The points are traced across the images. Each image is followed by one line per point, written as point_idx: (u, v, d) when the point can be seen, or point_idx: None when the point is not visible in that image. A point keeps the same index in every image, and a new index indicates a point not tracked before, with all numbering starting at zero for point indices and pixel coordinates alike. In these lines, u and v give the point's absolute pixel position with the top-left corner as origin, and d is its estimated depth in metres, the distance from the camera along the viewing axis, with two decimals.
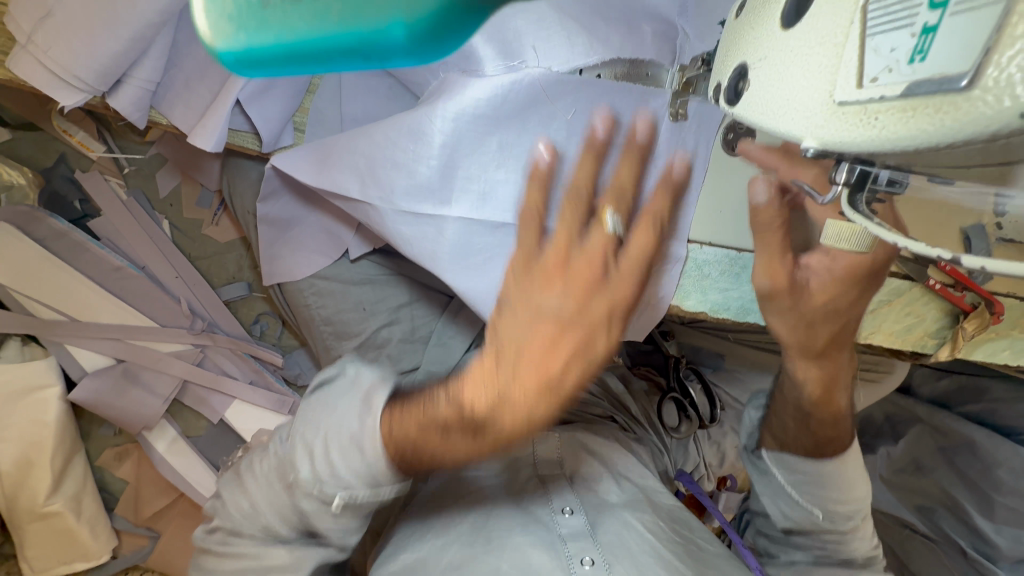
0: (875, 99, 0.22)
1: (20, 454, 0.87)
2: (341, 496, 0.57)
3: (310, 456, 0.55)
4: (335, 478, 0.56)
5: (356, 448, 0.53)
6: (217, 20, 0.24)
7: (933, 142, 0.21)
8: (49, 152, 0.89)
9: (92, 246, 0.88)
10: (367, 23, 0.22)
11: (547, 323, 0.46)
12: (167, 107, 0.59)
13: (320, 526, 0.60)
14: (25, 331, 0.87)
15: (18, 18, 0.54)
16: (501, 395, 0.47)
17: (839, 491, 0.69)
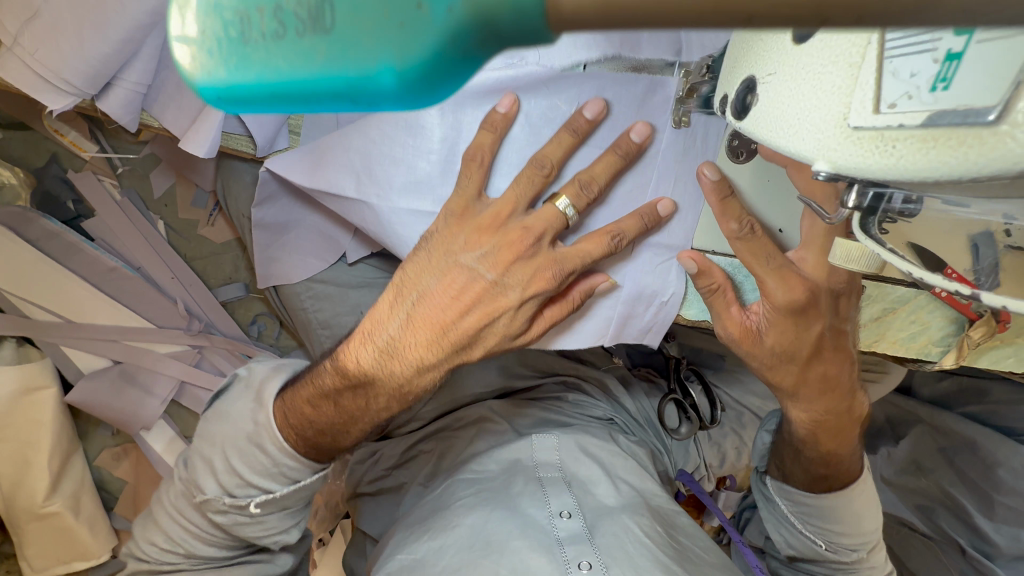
0: (893, 126, 0.21)
1: (17, 455, 0.87)
2: (260, 496, 0.60)
3: (216, 468, 0.60)
4: (246, 479, 0.59)
5: (257, 447, 0.59)
6: (194, 46, 0.17)
7: (953, 176, 0.20)
8: (40, 151, 0.87)
9: (85, 247, 0.87)
10: (358, 64, 0.15)
11: (459, 276, 0.52)
12: (159, 109, 0.57)
13: (248, 532, 0.61)
14: (19, 333, 0.86)
15: (3, 20, 0.52)
16: (390, 343, 0.54)
17: (845, 524, 0.69)
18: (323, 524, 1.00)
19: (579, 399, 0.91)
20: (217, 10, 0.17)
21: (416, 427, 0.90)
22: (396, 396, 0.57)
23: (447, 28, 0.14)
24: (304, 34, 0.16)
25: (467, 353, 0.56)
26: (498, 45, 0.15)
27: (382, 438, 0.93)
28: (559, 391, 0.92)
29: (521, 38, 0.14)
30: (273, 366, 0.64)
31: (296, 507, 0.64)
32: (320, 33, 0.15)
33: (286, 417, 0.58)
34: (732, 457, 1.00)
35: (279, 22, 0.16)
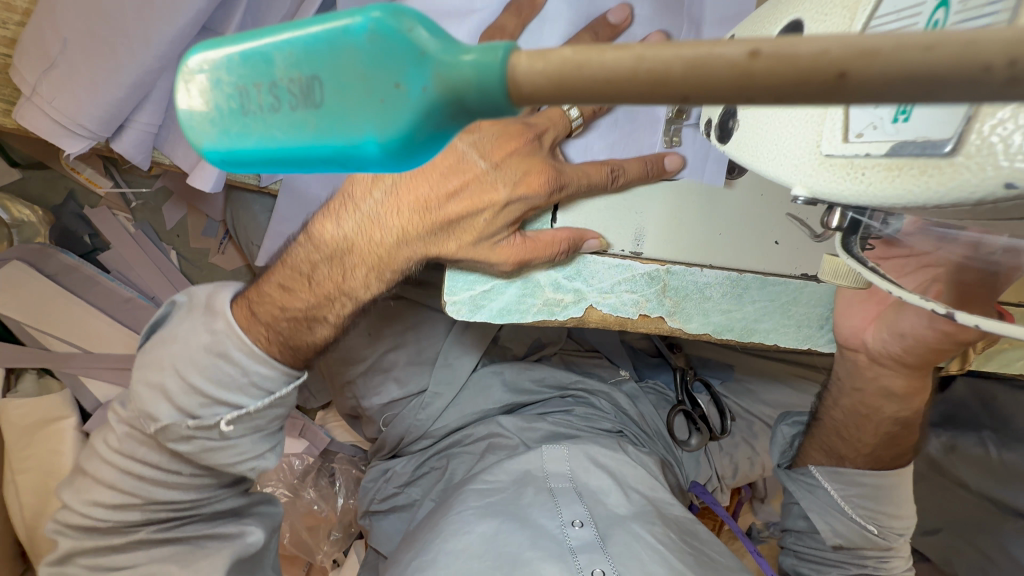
0: (861, 155, 0.22)
1: (41, 483, 0.88)
2: (230, 413, 0.56)
3: (170, 390, 0.55)
4: (212, 396, 0.55)
5: (220, 359, 0.55)
6: (201, 116, 0.19)
7: (918, 202, 0.22)
8: (58, 189, 0.90)
9: (103, 279, 0.89)
10: (346, 134, 0.17)
11: (448, 153, 0.48)
12: (170, 147, 0.61)
13: (221, 458, 0.58)
14: (38, 365, 0.88)
15: (23, 72, 0.55)
16: (369, 217, 0.50)
17: (896, 506, 0.67)
18: (337, 544, 1.00)
19: (587, 412, 0.92)
20: (220, 86, 0.18)
21: (426, 444, 0.90)
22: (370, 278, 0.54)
23: (424, 101, 0.16)
24: (296, 107, 0.17)
25: (444, 241, 0.50)
26: (468, 118, 0.16)
27: (392, 456, 0.94)
28: (567, 403, 0.92)
29: (487, 111, 0.16)
30: (216, 285, 0.60)
31: (269, 429, 0.61)
32: (311, 107, 0.17)
33: (255, 313, 0.56)
34: (745, 468, 0.98)
35: (275, 96, 0.17)
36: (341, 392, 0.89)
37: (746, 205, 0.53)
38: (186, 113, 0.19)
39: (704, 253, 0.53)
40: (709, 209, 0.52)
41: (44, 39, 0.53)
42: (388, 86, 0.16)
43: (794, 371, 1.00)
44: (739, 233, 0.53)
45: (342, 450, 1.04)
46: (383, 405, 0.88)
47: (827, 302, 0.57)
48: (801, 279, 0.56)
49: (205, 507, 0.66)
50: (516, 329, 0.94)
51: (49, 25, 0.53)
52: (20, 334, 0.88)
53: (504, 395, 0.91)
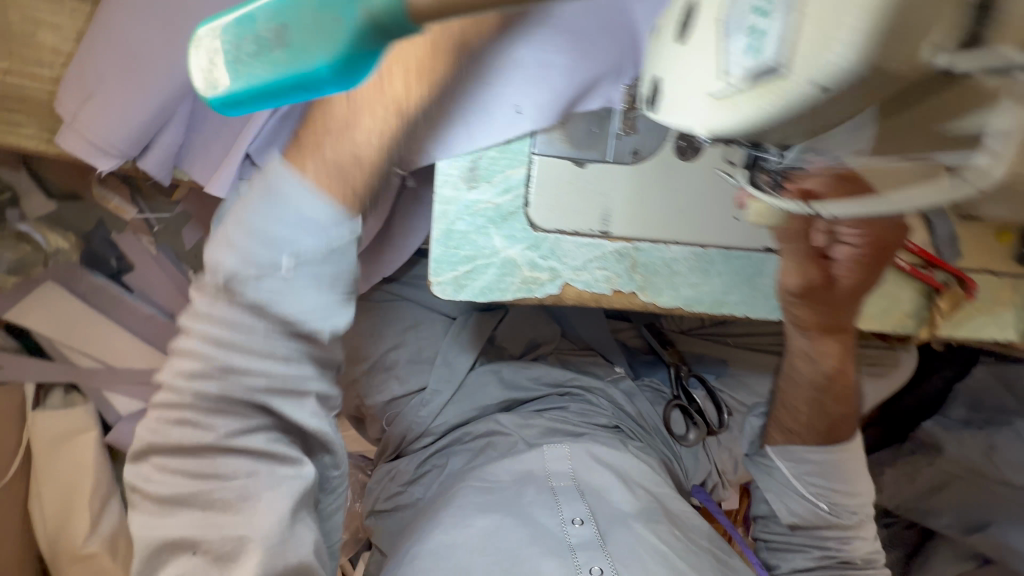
0: (734, 88, 0.28)
1: (62, 498, 0.95)
2: (262, 277, 0.46)
3: (225, 255, 0.45)
4: (243, 254, 0.45)
5: (248, 221, 0.45)
6: (208, 75, 0.26)
7: (773, 116, 0.27)
8: (89, 218, 0.95)
9: (125, 299, 0.97)
10: (307, 64, 0.24)
11: None
12: (188, 164, 0.68)
13: (244, 347, 0.47)
14: (68, 380, 0.96)
15: (65, 103, 0.63)
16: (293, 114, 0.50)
17: (843, 483, 0.79)
18: (345, 548, 1.02)
19: (583, 408, 0.94)
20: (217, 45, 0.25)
21: (432, 441, 0.92)
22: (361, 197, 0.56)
23: (355, 30, 0.23)
24: (272, 49, 0.24)
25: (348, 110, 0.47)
26: (388, 40, 0.23)
27: (396, 457, 0.96)
28: (562, 401, 0.95)
29: (398, 27, 0.22)
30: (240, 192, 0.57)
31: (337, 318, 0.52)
32: (283, 47, 0.24)
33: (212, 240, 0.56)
34: (745, 464, 0.99)
35: (257, 44, 0.24)
36: (346, 391, 0.94)
37: (705, 184, 0.57)
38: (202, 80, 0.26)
39: (668, 230, 0.58)
40: (670, 187, 0.57)
41: (83, 75, 0.62)
42: (330, 21, 0.23)
43: None
44: (699, 212, 0.58)
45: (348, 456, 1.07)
46: (386, 403, 0.93)
47: None
48: (763, 254, 0.60)
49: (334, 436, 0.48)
50: (512, 330, 0.98)
51: (88, 64, 0.62)
52: (52, 351, 0.95)
53: (500, 392, 0.94)
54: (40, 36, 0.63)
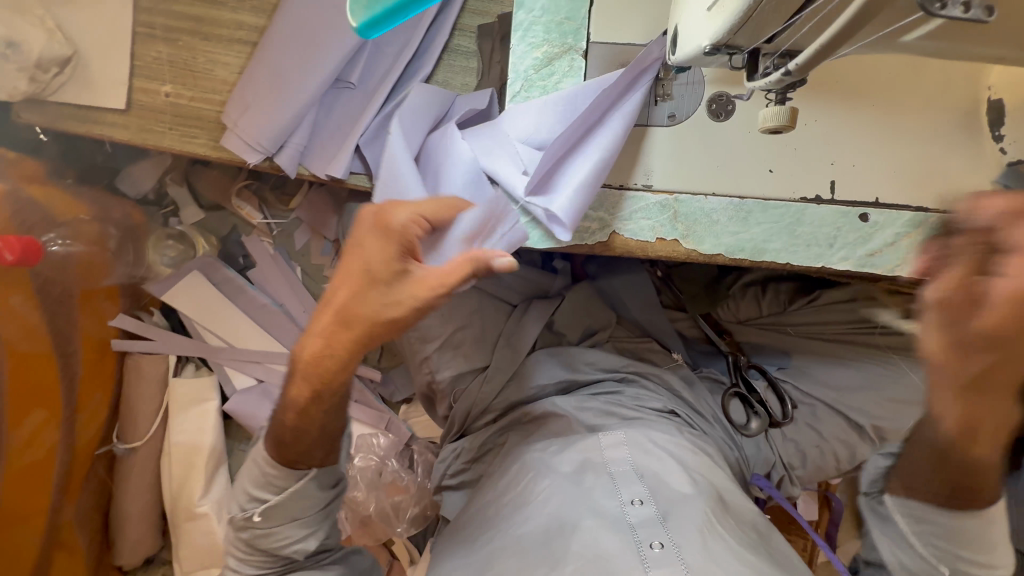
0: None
1: (186, 458, 1.12)
2: (263, 505, 0.73)
3: (241, 501, 0.75)
4: (252, 494, 0.73)
5: (265, 483, 0.72)
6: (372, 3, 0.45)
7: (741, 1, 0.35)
8: (227, 223, 1.20)
9: (248, 289, 1.16)
10: None
11: (356, 270, 0.59)
12: (310, 161, 0.86)
13: (270, 542, 0.74)
14: (199, 354, 1.14)
15: (229, 114, 0.83)
16: (331, 303, 0.62)
17: (977, 551, 0.60)
18: (414, 522, 1.09)
19: (638, 393, 0.95)
20: None
21: (490, 421, 0.98)
22: (360, 343, 0.62)
23: None
24: None
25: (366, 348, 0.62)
26: None
27: (460, 437, 1.01)
28: (617, 386, 0.96)
29: None
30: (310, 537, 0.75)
31: (304, 517, 0.75)
32: None
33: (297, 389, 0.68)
34: (816, 458, 0.96)
35: None
36: (418, 367, 1.00)
37: (737, 141, 0.64)
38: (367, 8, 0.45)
39: (709, 183, 0.65)
40: (708, 144, 0.64)
41: (243, 93, 0.82)
42: None
43: (864, 352, 0.96)
44: (734, 166, 0.65)
45: (419, 440, 1.16)
46: (452, 379, 0.99)
47: (833, 222, 0.65)
48: (801, 202, 0.65)
49: (291, 546, 0.75)
50: (572, 310, 1.02)
51: (246, 86, 0.83)
52: (189, 329, 1.15)
53: (562, 372, 0.97)
54: (217, 71, 0.86)
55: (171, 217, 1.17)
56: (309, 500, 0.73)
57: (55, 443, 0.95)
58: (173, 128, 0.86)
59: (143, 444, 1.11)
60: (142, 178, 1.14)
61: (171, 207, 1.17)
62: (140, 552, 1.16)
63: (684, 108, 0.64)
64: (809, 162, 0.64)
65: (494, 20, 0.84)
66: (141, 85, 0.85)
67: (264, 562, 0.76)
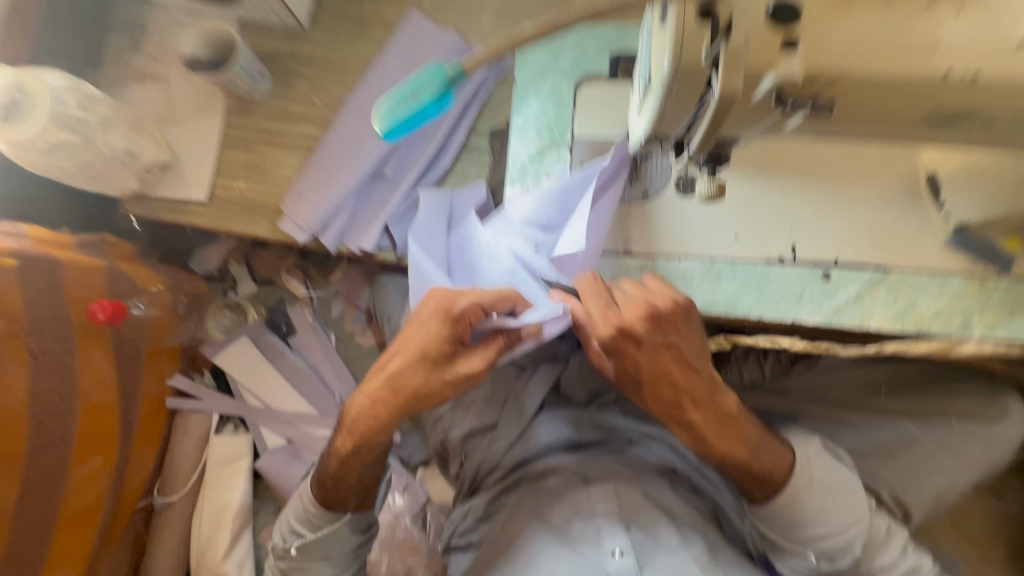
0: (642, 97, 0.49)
1: (216, 515, 1.18)
2: (298, 540, 0.82)
3: (281, 530, 0.85)
4: (291, 528, 0.83)
5: (302, 520, 0.82)
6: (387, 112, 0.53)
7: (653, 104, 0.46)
8: (274, 295, 1.36)
9: (288, 354, 1.29)
10: (436, 92, 0.52)
11: (417, 343, 0.73)
12: (348, 238, 1.02)
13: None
14: (239, 413, 1.25)
15: (285, 202, 1.01)
16: (391, 372, 0.74)
17: (816, 526, 0.76)
18: None
19: (642, 451, 0.97)
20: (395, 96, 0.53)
21: (497, 478, 1.00)
22: (406, 409, 0.74)
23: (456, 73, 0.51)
24: (420, 89, 0.52)
25: (410, 412, 0.75)
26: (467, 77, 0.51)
27: (472, 494, 1.03)
28: (622, 445, 0.99)
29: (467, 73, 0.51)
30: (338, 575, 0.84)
31: (333, 558, 0.83)
32: (425, 88, 0.52)
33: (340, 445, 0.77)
34: None
35: (413, 89, 0.52)
36: (433, 426, 1.08)
37: (704, 211, 0.74)
38: (383, 115, 0.53)
39: (681, 247, 0.74)
40: (678, 214, 0.75)
41: (298, 185, 1.00)
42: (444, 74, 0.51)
43: (872, 415, 0.95)
44: (703, 232, 0.74)
45: (433, 502, 1.19)
46: (465, 438, 1.05)
47: (799, 280, 0.72)
48: (767, 263, 0.73)
49: None
50: (577, 374, 1.08)
51: (301, 181, 1.01)
52: (233, 390, 1.27)
53: (567, 431, 1.00)
54: (281, 170, 1.06)
55: (229, 290, 1.35)
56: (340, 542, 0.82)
57: (104, 491, 1.04)
58: (241, 215, 1.05)
59: (179, 498, 1.19)
60: (210, 258, 1.34)
61: (231, 282, 1.35)
62: None
63: (657, 185, 0.76)
64: (770, 229, 0.73)
65: (504, 124, 1.02)
66: (221, 182, 1.06)
67: None
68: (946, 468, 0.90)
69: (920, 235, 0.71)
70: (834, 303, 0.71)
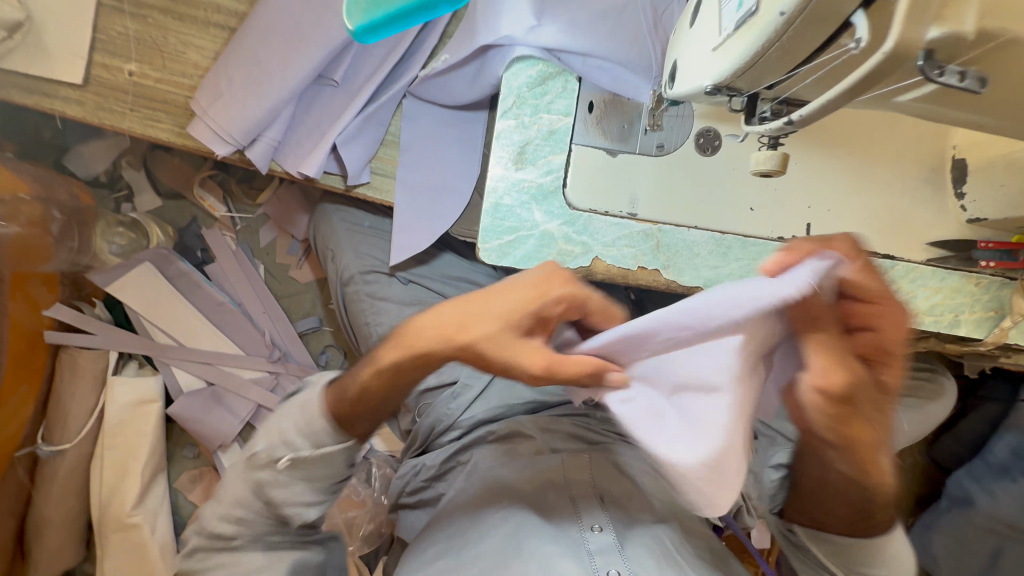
0: (726, 37, 0.38)
1: (121, 462, 1.04)
2: (292, 455, 0.59)
3: (280, 429, 0.60)
4: (290, 435, 0.60)
5: (303, 405, 0.60)
6: None
7: (752, 45, 0.36)
8: (185, 214, 1.13)
9: (205, 285, 1.08)
10: None
11: None
12: (283, 158, 0.82)
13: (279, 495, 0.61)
14: (142, 352, 1.06)
15: (198, 100, 0.78)
16: None
17: (880, 566, 0.69)
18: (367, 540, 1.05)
19: (607, 416, 0.95)
20: None
21: (454, 437, 0.95)
22: None
23: None
24: None
25: None
26: None
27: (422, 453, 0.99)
28: (587, 409, 0.96)
29: None
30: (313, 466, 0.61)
31: (323, 483, 0.62)
32: None
33: None
34: None
35: None
36: None
37: (722, 177, 0.65)
38: None
39: (690, 215, 0.65)
40: (693, 176, 0.65)
41: (216, 80, 0.77)
42: None
43: None
44: (713, 199, 0.65)
45: (377, 453, 1.12)
46: (419, 394, 0.99)
47: None
48: (779, 242, 0.66)
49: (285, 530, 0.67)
50: None
51: (218, 73, 0.78)
52: (134, 324, 1.06)
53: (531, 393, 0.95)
54: (189, 54, 0.80)
55: (122, 203, 1.10)
56: (332, 467, 0.61)
57: None
58: (135, 110, 0.80)
59: (72, 445, 1.02)
60: (93, 159, 1.06)
61: (126, 191, 1.10)
62: (59, 565, 1.05)
63: (674, 139, 0.65)
64: (789, 204, 0.66)
65: None
66: (102, 60, 0.79)
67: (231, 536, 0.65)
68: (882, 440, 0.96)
69: (921, 229, 0.67)
70: None
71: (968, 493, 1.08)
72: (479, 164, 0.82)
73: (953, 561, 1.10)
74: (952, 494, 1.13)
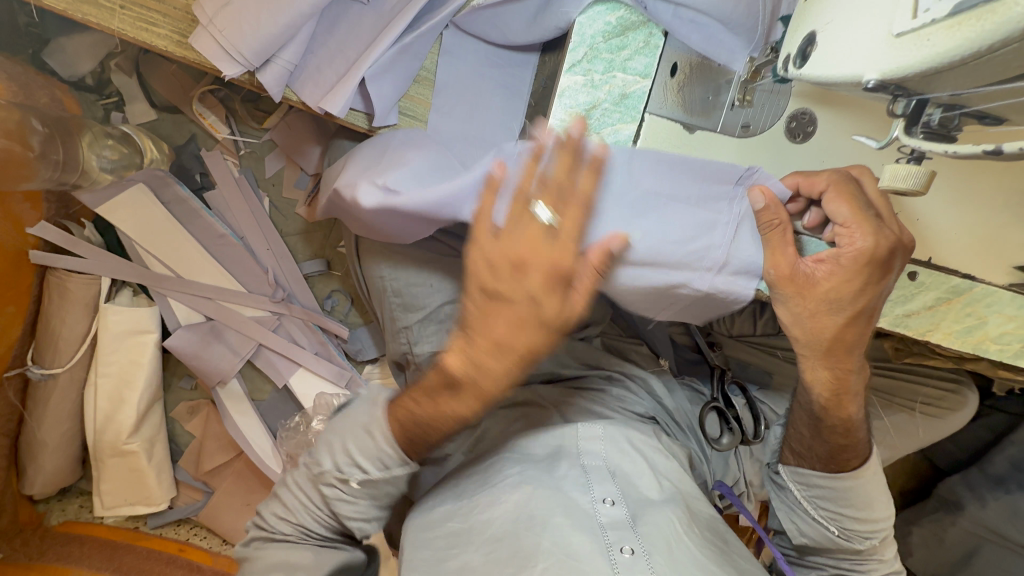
0: (927, 24, 0.33)
1: (115, 391, 1.00)
2: (359, 476, 0.62)
3: (334, 447, 0.63)
4: (355, 460, 0.61)
5: (367, 433, 0.61)
6: None
7: (973, 48, 0.31)
8: (183, 131, 1.03)
9: (205, 214, 0.99)
10: None
11: None
12: (299, 85, 0.72)
13: (344, 511, 0.65)
14: (136, 280, 0.98)
15: (202, 5, 0.66)
16: None
17: (858, 508, 0.69)
18: None
19: (622, 395, 0.91)
20: None
21: None
22: None
23: None
24: None
25: None
26: None
27: None
28: (605, 384, 0.92)
29: None
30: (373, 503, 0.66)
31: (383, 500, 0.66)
32: None
33: None
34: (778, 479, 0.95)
35: None
36: (395, 337, 0.93)
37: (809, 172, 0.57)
38: None
39: None
40: (775, 164, 0.56)
41: None
42: None
43: None
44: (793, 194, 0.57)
45: None
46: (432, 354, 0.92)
47: None
48: None
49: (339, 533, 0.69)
50: None
51: None
52: (128, 250, 0.98)
53: (547, 364, 0.92)
54: None
55: (113, 111, 0.99)
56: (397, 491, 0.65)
57: None
58: (128, 8, 0.68)
59: (65, 370, 0.97)
60: (77, 56, 0.94)
61: (115, 98, 0.98)
62: (54, 483, 1.04)
63: (763, 119, 0.56)
64: None
65: None
66: None
67: (285, 535, 0.67)
68: (894, 444, 0.95)
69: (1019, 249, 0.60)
70: (914, 310, 0.62)
71: (957, 497, 1.11)
72: (521, 117, 0.74)
73: (927, 554, 1.15)
74: (941, 495, 1.15)
